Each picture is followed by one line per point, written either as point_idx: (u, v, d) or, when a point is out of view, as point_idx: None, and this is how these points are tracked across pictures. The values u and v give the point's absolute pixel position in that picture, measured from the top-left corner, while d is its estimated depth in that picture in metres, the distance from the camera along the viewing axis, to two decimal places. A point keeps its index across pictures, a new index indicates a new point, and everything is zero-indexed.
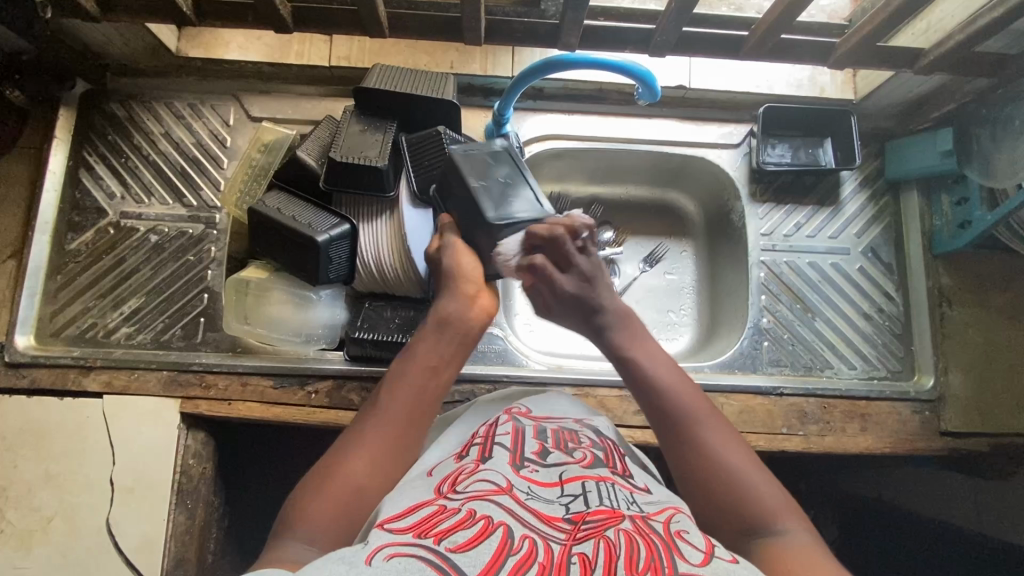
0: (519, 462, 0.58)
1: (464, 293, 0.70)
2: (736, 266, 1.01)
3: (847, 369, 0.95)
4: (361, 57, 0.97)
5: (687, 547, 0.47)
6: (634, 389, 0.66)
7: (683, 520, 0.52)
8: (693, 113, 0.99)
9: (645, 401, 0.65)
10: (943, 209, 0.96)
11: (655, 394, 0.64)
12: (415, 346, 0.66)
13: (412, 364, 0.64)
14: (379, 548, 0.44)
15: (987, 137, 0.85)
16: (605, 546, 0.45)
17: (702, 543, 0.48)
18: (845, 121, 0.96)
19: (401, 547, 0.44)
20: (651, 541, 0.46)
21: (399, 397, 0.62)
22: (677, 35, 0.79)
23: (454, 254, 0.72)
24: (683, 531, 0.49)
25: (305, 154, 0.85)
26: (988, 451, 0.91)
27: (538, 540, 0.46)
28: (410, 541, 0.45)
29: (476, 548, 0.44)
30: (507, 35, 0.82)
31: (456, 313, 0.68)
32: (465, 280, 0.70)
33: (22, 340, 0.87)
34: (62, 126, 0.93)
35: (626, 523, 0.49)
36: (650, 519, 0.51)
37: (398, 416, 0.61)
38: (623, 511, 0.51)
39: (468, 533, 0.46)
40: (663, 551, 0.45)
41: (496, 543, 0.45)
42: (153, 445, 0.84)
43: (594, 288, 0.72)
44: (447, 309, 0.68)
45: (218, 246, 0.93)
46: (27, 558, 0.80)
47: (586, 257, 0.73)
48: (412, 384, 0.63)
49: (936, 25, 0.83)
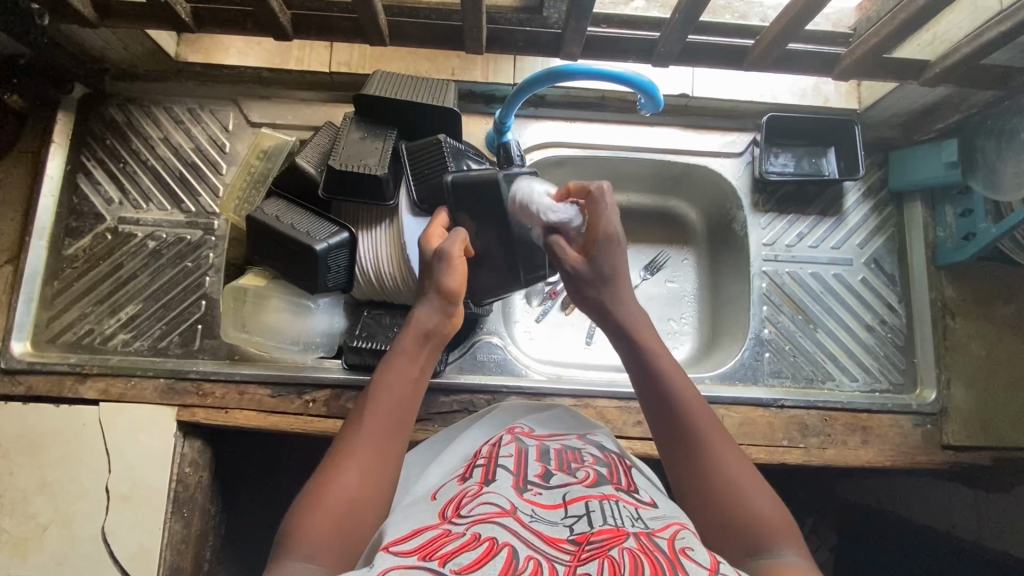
0: (524, 485, 0.57)
1: (442, 306, 0.69)
2: (737, 275, 1.00)
3: (849, 381, 0.94)
4: (362, 64, 0.96)
5: (691, 564, 0.46)
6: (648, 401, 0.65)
7: (688, 536, 0.50)
8: (695, 121, 0.99)
9: (658, 415, 0.63)
10: (947, 220, 0.95)
11: (663, 407, 0.63)
12: (399, 352, 0.67)
13: (399, 373, 0.65)
14: (384, 570, 0.43)
15: (991, 150, 0.86)
16: (609, 565, 0.44)
17: (707, 559, 0.47)
18: (850, 130, 0.96)
19: (407, 569, 0.43)
20: (655, 559, 0.45)
21: (382, 408, 0.62)
22: (680, 46, 0.79)
23: (447, 266, 0.70)
24: (687, 548, 0.48)
25: (304, 162, 0.84)
26: (991, 464, 0.90)
27: (542, 561, 0.46)
28: (415, 563, 0.44)
29: (481, 569, 0.44)
30: (508, 44, 0.82)
31: (438, 324, 0.69)
32: (449, 291, 0.69)
33: (19, 346, 0.87)
34: (61, 131, 0.93)
35: (629, 541, 0.48)
36: (655, 535, 0.50)
37: (387, 425, 0.61)
38: (627, 529, 0.50)
39: (472, 555, 0.45)
40: (668, 568, 0.45)
41: (502, 562, 0.45)
42: (149, 453, 0.83)
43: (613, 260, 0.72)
44: (424, 318, 0.69)
45: (215, 253, 0.93)
46: (22, 567, 0.79)
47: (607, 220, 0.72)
48: (401, 390, 0.63)
49: (942, 37, 0.82)
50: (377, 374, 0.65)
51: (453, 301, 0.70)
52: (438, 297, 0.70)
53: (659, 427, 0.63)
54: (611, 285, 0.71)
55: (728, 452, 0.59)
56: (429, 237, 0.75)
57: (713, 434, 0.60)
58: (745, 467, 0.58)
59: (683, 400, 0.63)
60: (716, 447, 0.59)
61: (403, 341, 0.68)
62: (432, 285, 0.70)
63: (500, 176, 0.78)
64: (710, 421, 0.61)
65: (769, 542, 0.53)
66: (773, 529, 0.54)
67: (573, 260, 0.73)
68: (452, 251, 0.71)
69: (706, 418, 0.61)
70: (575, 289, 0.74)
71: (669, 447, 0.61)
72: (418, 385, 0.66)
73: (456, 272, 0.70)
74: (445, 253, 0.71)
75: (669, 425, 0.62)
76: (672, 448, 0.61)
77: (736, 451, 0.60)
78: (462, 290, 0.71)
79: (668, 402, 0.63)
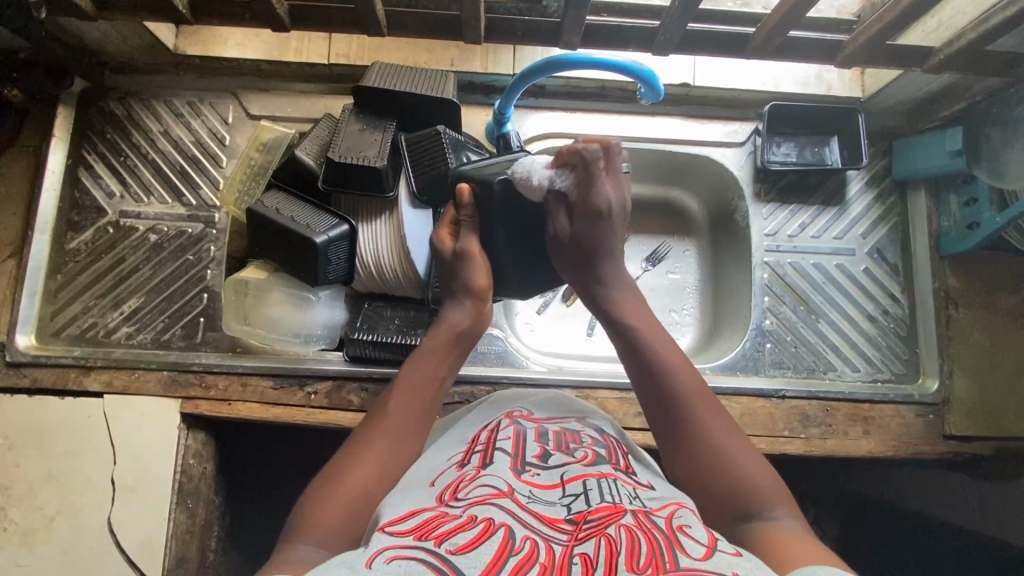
0: (521, 466, 0.57)
1: (475, 307, 0.74)
2: (738, 265, 1.00)
3: (850, 371, 0.94)
4: (360, 55, 0.96)
5: (689, 541, 0.46)
6: (644, 381, 0.64)
7: (685, 515, 0.50)
8: (698, 110, 0.98)
9: (651, 399, 0.63)
10: (951, 211, 0.95)
11: (658, 389, 0.63)
12: (423, 353, 0.69)
13: (426, 371, 0.67)
14: (378, 551, 0.44)
15: (997, 138, 0.84)
16: (607, 544, 0.45)
17: (705, 537, 0.47)
18: (852, 119, 0.95)
19: (401, 549, 0.44)
20: (653, 537, 0.46)
21: (404, 403, 0.64)
22: (681, 33, 0.78)
23: (470, 265, 0.74)
24: (685, 526, 0.48)
25: (303, 154, 0.84)
26: (993, 455, 0.90)
27: (539, 541, 0.46)
28: (410, 543, 0.45)
29: (476, 550, 0.44)
30: (507, 34, 0.81)
31: (469, 325, 0.73)
32: (479, 290, 0.74)
33: (23, 339, 0.88)
34: (61, 125, 0.92)
35: (627, 519, 0.48)
36: (652, 514, 0.50)
37: (404, 421, 0.63)
38: (624, 506, 0.50)
39: (468, 535, 0.46)
40: (665, 545, 0.45)
41: (497, 543, 0.45)
42: (153, 445, 0.84)
43: (607, 216, 0.72)
44: (458, 318, 0.73)
45: (217, 246, 0.93)
46: (29, 556, 0.80)
47: (612, 184, 0.72)
48: (420, 389, 0.66)
49: (946, 23, 0.81)
50: (403, 371, 0.68)
51: (482, 299, 0.74)
52: (467, 296, 0.74)
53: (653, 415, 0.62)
54: (598, 261, 0.73)
55: (708, 408, 0.61)
56: (443, 237, 0.77)
57: (714, 424, 0.59)
58: (719, 416, 0.60)
59: (667, 364, 0.64)
60: (699, 406, 0.61)
61: (430, 341, 0.70)
62: (459, 285, 0.74)
63: (499, 179, 0.74)
64: (684, 373, 0.63)
65: (763, 508, 0.53)
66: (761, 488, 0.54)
67: (562, 224, 0.74)
68: (474, 249, 0.75)
69: (679, 372, 0.63)
70: (558, 250, 0.75)
71: (650, 411, 0.63)
72: (437, 387, 0.67)
73: (482, 276, 0.74)
74: (465, 251, 0.75)
75: (650, 386, 0.64)
76: (669, 437, 0.60)
77: (715, 405, 0.61)
78: (488, 287, 0.75)
79: (645, 363, 0.65)
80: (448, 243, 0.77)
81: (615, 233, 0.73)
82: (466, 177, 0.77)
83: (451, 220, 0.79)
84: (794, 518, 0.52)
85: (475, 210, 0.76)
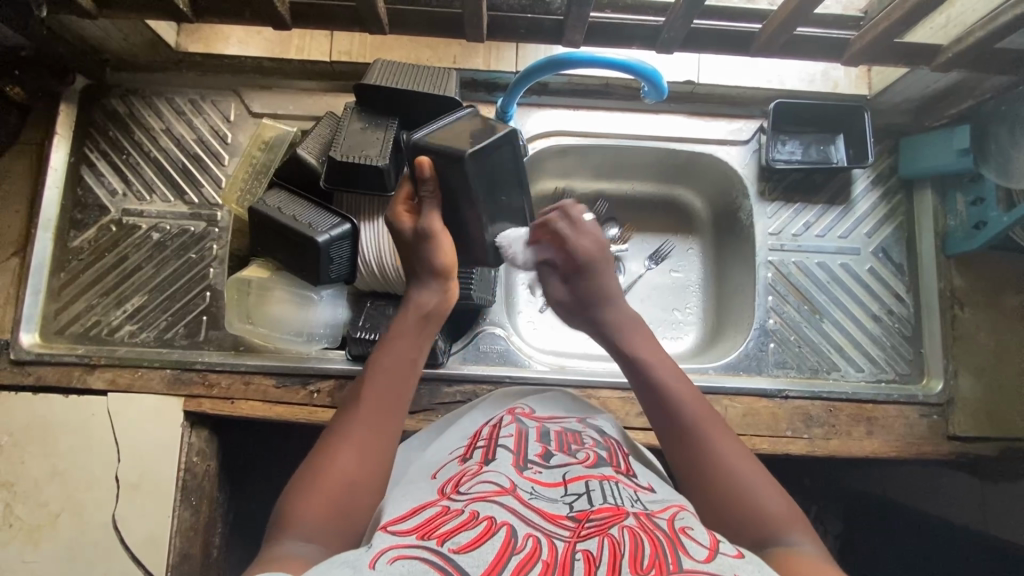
0: (524, 464, 0.57)
1: (442, 286, 0.69)
2: (743, 264, 0.99)
3: (854, 372, 0.93)
4: (363, 52, 0.95)
5: (690, 543, 0.46)
6: (663, 422, 0.63)
7: (687, 517, 0.51)
8: (702, 107, 0.97)
9: (672, 439, 0.61)
10: (958, 208, 0.93)
11: (676, 426, 0.61)
12: (394, 335, 0.66)
13: (399, 354, 0.64)
14: (382, 551, 0.44)
15: (1005, 137, 0.83)
16: (609, 544, 0.45)
17: (707, 539, 0.47)
18: (859, 117, 0.94)
19: (404, 549, 0.44)
20: (655, 538, 0.46)
21: (378, 390, 0.61)
22: (685, 31, 0.77)
23: (431, 246, 0.68)
24: (687, 528, 0.48)
25: (305, 152, 0.84)
26: (998, 455, 0.89)
27: (541, 538, 0.46)
28: (413, 543, 0.45)
29: (479, 548, 0.44)
30: (510, 31, 0.81)
31: (437, 306, 0.69)
32: (443, 270, 0.69)
33: (27, 338, 0.88)
34: (63, 122, 0.92)
35: (629, 520, 0.48)
36: (654, 516, 0.50)
37: (379, 409, 0.60)
38: (626, 508, 0.50)
39: (471, 534, 0.46)
40: (668, 547, 0.45)
41: (500, 541, 0.45)
42: (156, 443, 0.84)
43: (595, 272, 0.72)
44: (425, 301, 0.68)
45: (219, 244, 0.93)
46: (35, 553, 0.81)
47: (584, 237, 0.73)
48: (395, 374, 0.63)
49: (955, 20, 0.80)
50: (375, 355, 0.65)
51: (449, 277, 0.70)
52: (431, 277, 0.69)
53: (677, 454, 0.61)
54: (600, 306, 0.72)
55: (707, 418, 0.61)
56: (402, 215, 0.71)
57: (734, 455, 0.59)
58: (736, 446, 0.60)
59: (673, 389, 0.64)
60: (698, 415, 0.62)
61: (401, 324, 0.67)
62: (424, 265, 0.69)
63: (465, 156, 0.66)
64: (697, 404, 0.63)
65: (778, 532, 0.53)
66: (776, 517, 0.54)
67: (559, 290, 0.76)
68: (436, 227, 0.69)
69: (694, 403, 0.63)
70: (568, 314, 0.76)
71: (671, 451, 0.61)
72: (414, 373, 0.65)
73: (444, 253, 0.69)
74: (427, 232, 0.68)
75: (654, 400, 0.64)
76: (695, 478, 0.58)
77: (712, 413, 0.62)
78: (454, 265, 0.70)
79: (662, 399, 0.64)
80: (407, 222, 0.70)
81: (609, 278, 0.73)
82: (423, 148, 0.68)
83: (407, 196, 0.72)
84: (810, 543, 0.53)
85: (438, 184, 0.69)
